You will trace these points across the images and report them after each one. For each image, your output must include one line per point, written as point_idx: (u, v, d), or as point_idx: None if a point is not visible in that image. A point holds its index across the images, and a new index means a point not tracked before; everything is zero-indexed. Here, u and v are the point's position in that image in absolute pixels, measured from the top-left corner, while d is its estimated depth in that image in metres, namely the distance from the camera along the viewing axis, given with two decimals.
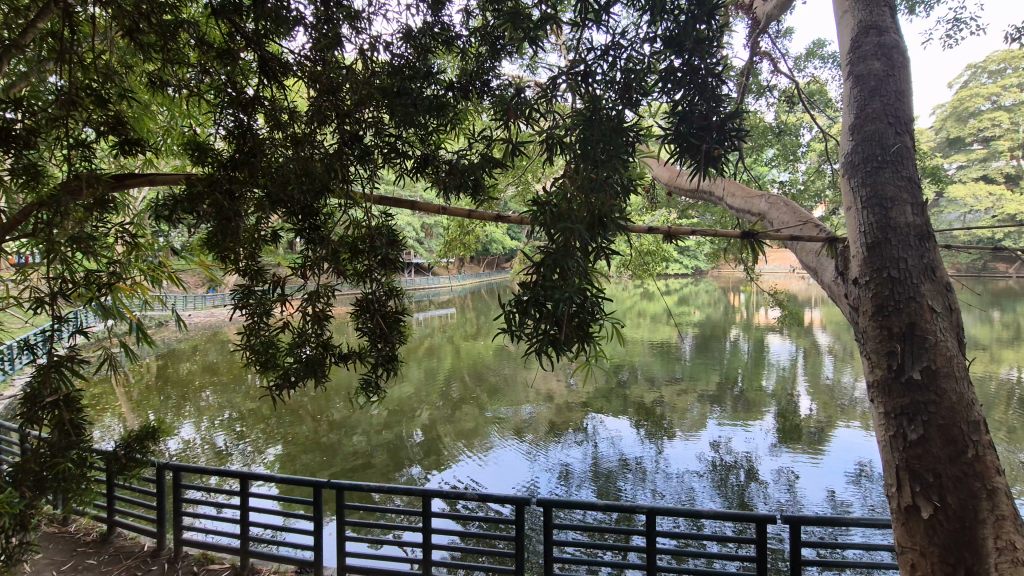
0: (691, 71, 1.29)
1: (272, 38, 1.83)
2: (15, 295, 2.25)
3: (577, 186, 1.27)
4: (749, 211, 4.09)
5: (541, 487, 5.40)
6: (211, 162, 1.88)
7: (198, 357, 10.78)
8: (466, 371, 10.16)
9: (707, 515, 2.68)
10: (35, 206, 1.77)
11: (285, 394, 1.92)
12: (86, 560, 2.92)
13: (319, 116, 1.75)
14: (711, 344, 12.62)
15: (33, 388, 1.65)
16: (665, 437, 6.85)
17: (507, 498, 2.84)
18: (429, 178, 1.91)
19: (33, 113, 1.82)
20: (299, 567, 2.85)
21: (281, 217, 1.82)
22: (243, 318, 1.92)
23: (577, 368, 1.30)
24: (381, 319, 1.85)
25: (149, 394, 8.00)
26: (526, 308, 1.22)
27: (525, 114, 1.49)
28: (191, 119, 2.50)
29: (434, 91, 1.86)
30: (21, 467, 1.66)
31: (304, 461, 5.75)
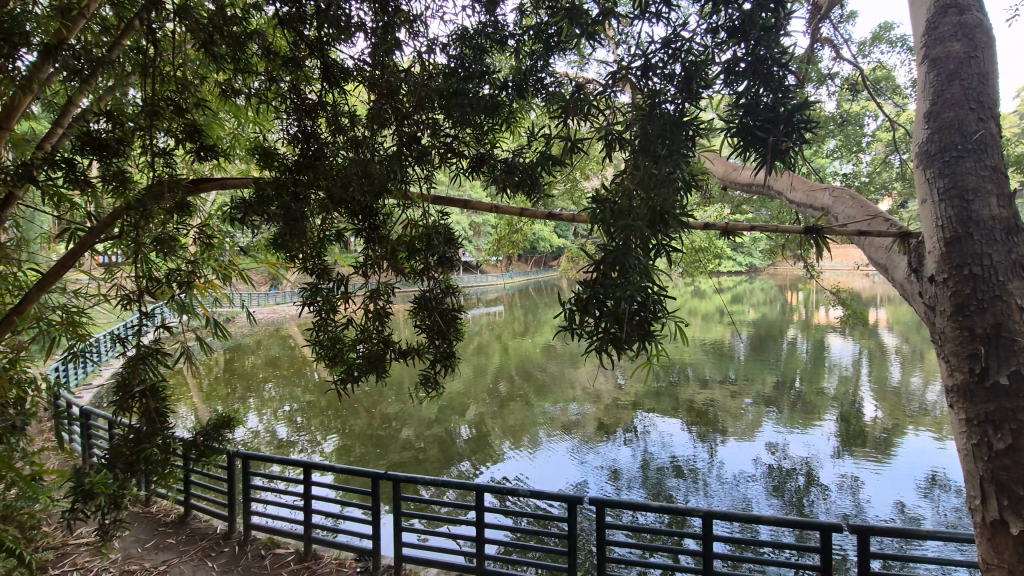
0: (758, 60, 1.23)
1: (332, 44, 1.89)
2: (105, 291, 2.44)
3: (638, 182, 1.24)
4: (812, 205, 3.90)
5: (589, 486, 5.36)
6: (278, 166, 1.98)
7: (261, 351, 11.36)
8: (513, 368, 10.21)
9: (766, 520, 2.56)
10: (123, 210, 1.91)
11: (348, 389, 1.99)
12: (166, 539, 3.14)
13: (379, 119, 1.82)
14: (767, 343, 12.16)
15: (124, 378, 1.79)
16: (718, 439, 6.65)
17: (559, 496, 2.82)
18: (485, 177, 1.92)
19: (121, 124, 1.96)
20: (358, 554, 2.95)
21: (344, 217, 1.90)
22: (308, 314, 2.01)
23: (639, 367, 1.28)
24: (439, 316, 1.86)
25: (217, 385, 8.50)
26: (587, 306, 1.23)
27: (583, 111, 1.46)
28: (257, 124, 2.62)
29: (489, 91, 1.87)
30: (115, 451, 1.80)
31: (358, 453, 5.95)
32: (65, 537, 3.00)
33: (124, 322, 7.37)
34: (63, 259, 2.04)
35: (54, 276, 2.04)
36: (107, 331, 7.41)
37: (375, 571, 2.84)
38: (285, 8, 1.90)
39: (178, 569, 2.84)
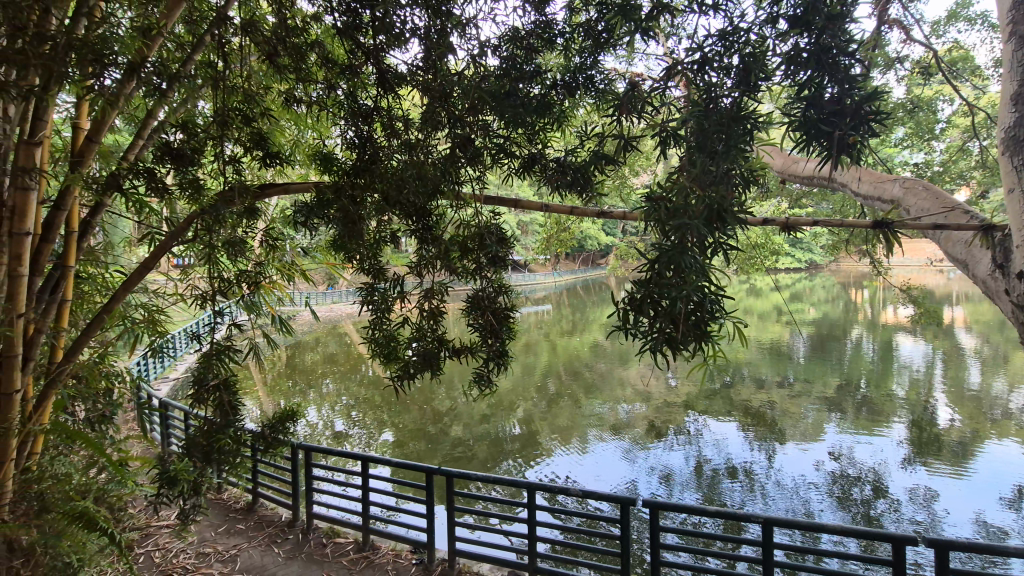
0: (822, 50, 1.18)
1: (387, 50, 1.94)
2: (181, 291, 2.61)
3: (694, 179, 1.21)
4: (880, 197, 3.68)
5: (640, 487, 5.28)
6: (337, 171, 2.06)
7: (319, 347, 11.84)
8: (561, 367, 10.17)
9: (831, 529, 2.44)
10: (197, 215, 2.04)
11: (404, 385, 2.04)
12: (237, 524, 3.34)
13: (433, 121, 1.84)
14: (829, 344, 11.57)
15: (200, 372, 1.92)
16: (776, 443, 6.40)
17: (611, 496, 2.79)
18: (537, 177, 1.92)
19: (194, 135, 2.08)
20: (414, 547, 3.03)
21: (399, 219, 1.94)
22: (366, 313, 2.08)
23: (696, 368, 1.25)
24: (491, 315, 1.88)
25: (280, 379, 8.93)
26: (641, 306, 1.22)
27: (636, 108, 1.41)
28: (316, 130, 2.73)
29: (539, 91, 1.88)
30: (193, 440, 1.93)
31: (411, 448, 6.10)
32: (148, 519, 3.24)
33: (197, 319, 7.87)
34: (145, 261, 2.20)
35: (139, 277, 2.20)
36: (183, 328, 7.93)
37: (429, 563, 2.91)
38: (344, 18, 1.97)
39: (247, 553, 3.01)
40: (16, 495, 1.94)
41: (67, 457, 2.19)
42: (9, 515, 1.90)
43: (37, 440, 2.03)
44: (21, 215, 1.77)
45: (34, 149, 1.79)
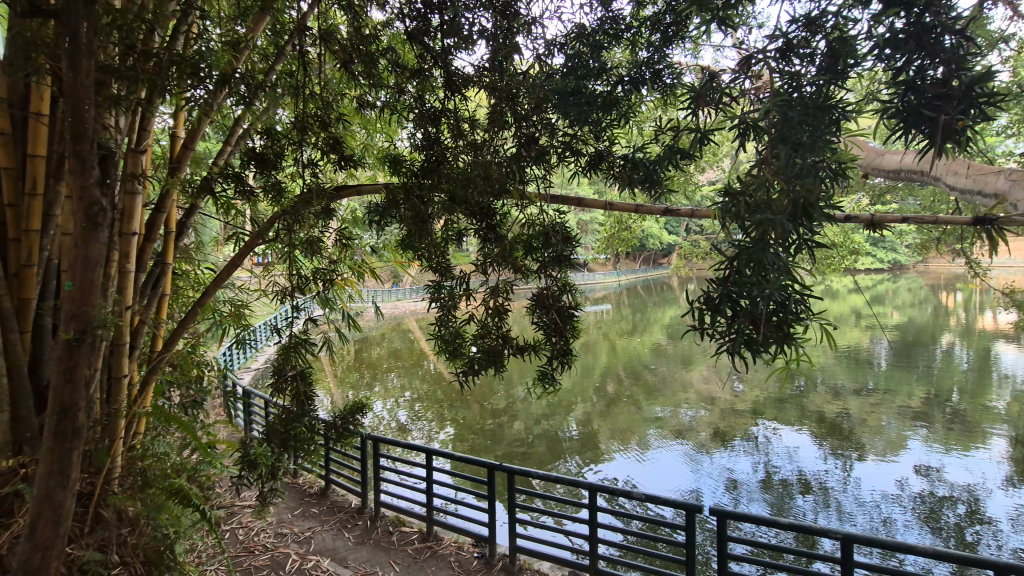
0: (923, 29, 1.09)
1: (456, 53, 1.98)
2: (263, 286, 2.78)
3: (777, 172, 1.15)
4: (981, 191, 3.36)
5: (704, 495, 5.11)
6: (406, 172, 2.12)
7: (385, 343, 12.32)
8: (621, 368, 10.01)
9: (920, 551, 2.25)
10: (279, 215, 2.17)
11: (469, 381, 2.08)
12: (311, 508, 3.54)
13: (499, 120, 1.86)
14: (915, 350, 10.69)
15: (280, 364, 2.04)
16: (854, 456, 5.99)
17: (676, 502, 2.71)
18: (604, 174, 1.90)
19: (276, 140, 2.22)
20: (477, 540, 3.09)
21: (466, 218, 1.98)
22: (433, 310, 2.12)
23: (776, 372, 1.19)
24: (556, 314, 1.88)
25: (348, 372, 9.36)
26: (719, 306, 1.18)
27: (713, 101, 1.35)
28: (385, 133, 2.83)
29: (606, 87, 1.87)
30: (274, 427, 2.05)
31: (471, 443, 6.21)
32: (233, 498, 3.49)
33: (277, 314, 8.41)
34: (233, 259, 2.36)
35: (227, 274, 2.37)
36: (264, 322, 8.47)
37: (491, 557, 2.95)
38: (415, 24, 2.04)
39: (320, 536, 3.18)
40: (125, 470, 2.15)
41: (166, 437, 2.40)
42: (118, 487, 2.11)
43: (141, 422, 2.23)
44: (128, 216, 1.96)
45: (139, 157, 1.93)
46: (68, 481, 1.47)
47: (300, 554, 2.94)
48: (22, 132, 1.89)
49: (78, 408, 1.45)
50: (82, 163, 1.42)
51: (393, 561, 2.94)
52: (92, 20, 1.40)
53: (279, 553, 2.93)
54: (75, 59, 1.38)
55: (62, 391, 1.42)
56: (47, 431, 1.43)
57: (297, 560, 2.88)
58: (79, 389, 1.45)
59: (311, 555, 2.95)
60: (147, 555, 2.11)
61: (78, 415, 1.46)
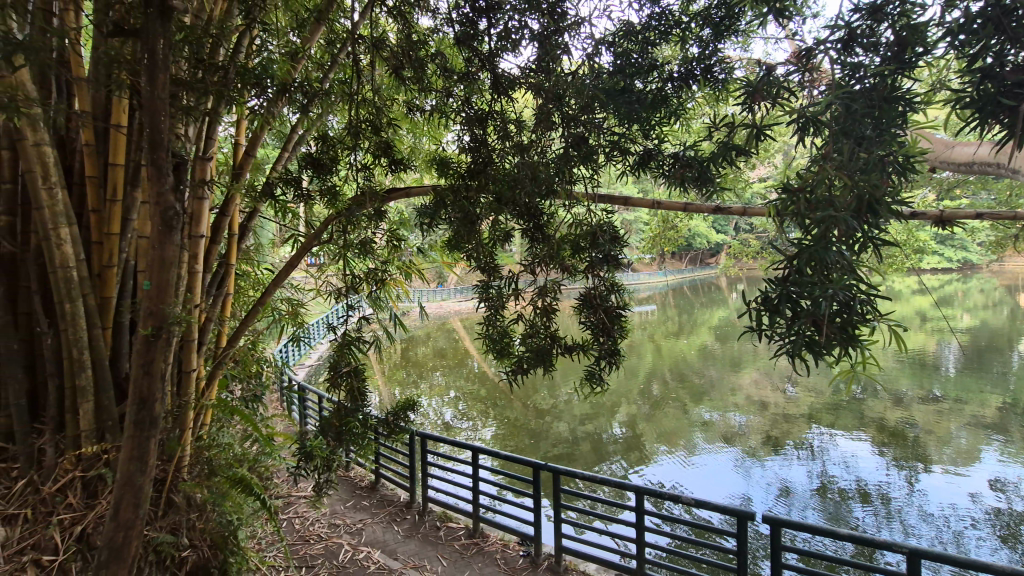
0: (1003, 12, 1.03)
1: (503, 56, 1.99)
2: (318, 286, 2.89)
3: (839, 167, 1.11)
4: None
5: (755, 502, 4.94)
6: (454, 174, 2.16)
7: (430, 341, 12.56)
8: (667, 370, 9.81)
9: (996, 570, 2.10)
10: (335, 218, 2.26)
11: (516, 379, 2.09)
12: (362, 500, 3.66)
13: (546, 121, 1.86)
14: (990, 356, 9.95)
15: (335, 361, 2.11)
16: (920, 467, 5.64)
17: (726, 508, 2.62)
18: (653, 173, 1.87)
19: (330, 145, 2.31)
20: (523, 539, 3.11)
21: (513, 218, 2.00)
22: (481, 310, 2.15)
23: (839, 374, 1.14)
24: (604, 313, 1.87)
25: (395, 370, 9.60)
26: (778, 306, 1.14)
27: (770, 95, 1.31)
28: (432, 136, 2.88)
29: (655, 84, 1.84)
30: (330, 421, 2.13)
31: (514, 443, 6.24)
32: (290, 489, 3.64)
33: (330, 312, 8.77)
34: (291, 259, 2.47)
35: (285, 274, 2.48)
36: (319, 319, 8.87)
37: (537, 557, 2.96)
38: (463, 28, 2.07)
39: (371, 528, 3.28)
40: (193, 459, 2.28)
41: (229, 429, 2.53)
42: (188, 474, 2.24)
43: (207, 414, 2.37)
44: (196, 220, 2.08)
45: (207, 163, 2.04)
46: (146, 468, 1.58)
47: (353, 545, 3.04)
48: (104, 143, 2.04)
49: (155, 399, 1.55)
50: (158, 170, 1.50)
51: (440, 556, 3.00)
52: (168, 37, 1.49)
53: (333, 543, 3.04)
54: (152, 73, 1.47)
55: (141, 382, 1.52)
56: (128, 420, 1.54)
57: (350, 551, 2.98)
58: (156, 381, 1.55)
59: (362, 546, 3.04)
60: (214, 539, 2.22)
61: (155, 406, 1.56)
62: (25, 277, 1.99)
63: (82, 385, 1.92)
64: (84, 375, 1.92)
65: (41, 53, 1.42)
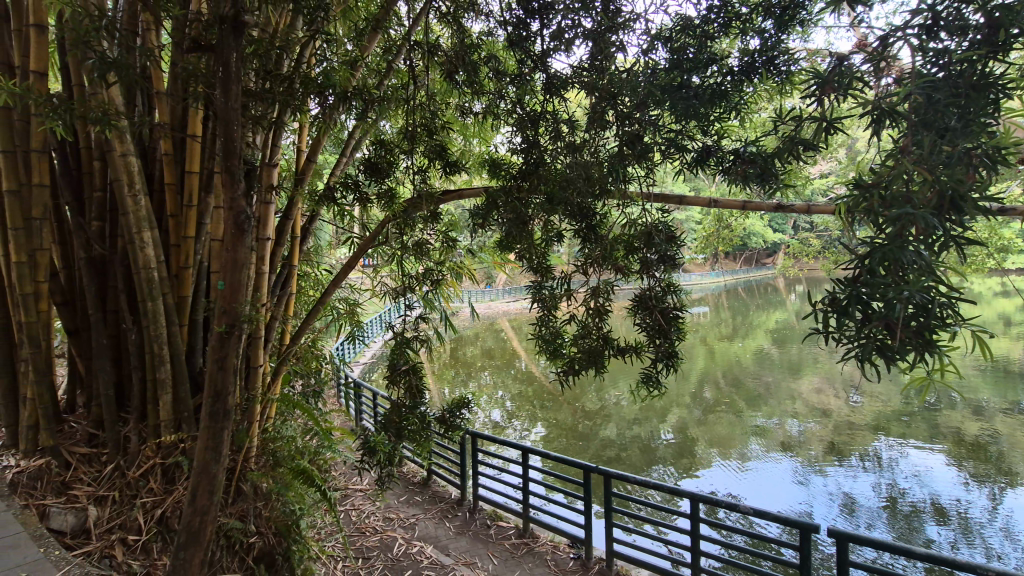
0: None
1: (556, 56, 1.99)
2: (374, 286, 2.99)
3: (920, 161, 1.04)
4: None
5: (816, 514, 4.70)
6: (505, 175, 2.17)
7: (478, 342, 12.70)
8: (720, 374, 9.50)
9: None
10: (392, 219, 2.33)
11: (569, 381, 2.08)
12: (415, 496, 3.77)
13: (599, 121, 1.85)
14: None
15: (393, 359, 2.18)
16: (1004, 483, 5.21)
17: (789, 520, 2.50)
18: (712, 171, 1.82)
19: (387, 150, 2.37)
20: (574, 541, 3.10)
21: (565, 219, 1.99)
22: (534, 310, 2.15)
23: (917, 382, 1.07)
24: (660, 315, 1.83)
25: (445, 368, 9.77)
26: (847, 309, 1.08)
27: (842, 86, 1.24)
28: (484, 137, 2.91)
29: (716, 77, 1.79)
30: (388, 417, 2.20)
31: (562, 444, 6.21)
32: (347, 482, 3.78)
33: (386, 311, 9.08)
34: (350, 260, 2.56)
35: (344, 275, 2.57)
36: (376, 317, 9.21)
37: (587, 560, 2.95)
38: (517, 30, 2.09)
39: (423, 524, 3.35)
40: (259, 450, 2.40)
41: (292, 422, 2.65)
42: (255, 464, 2.36)
43: (272, 407, 2.49)
44: (263, 223, 2.19)
45: (273, 169, 2.15)
46: (220, 456, 1.68)
47: (406, 539, 3.12)
48: (180, 152, 2.18)
49: (228, 392, 1.64)
50: (231, 177, 1.59)
51: (490, 554, 3.03)
52: (240, 50, 1.58)
53: (388, 536, 3.13)
54: (226, 85, 1.57)
55: (215, 376, 1.62)
56: (204, 411, 1.64)
57: (404, 544, 3.05)
58: (230, 375, 1.64)
59: (415, 541, 3.11)
60: (277, 527, 2.33)
61: (228, 399, 1.65)
62: (113, 278, 2.16)
63: (161, 378, 2.06)
64: (163, 368, 2.06)
65: (128, 70, 1.53)
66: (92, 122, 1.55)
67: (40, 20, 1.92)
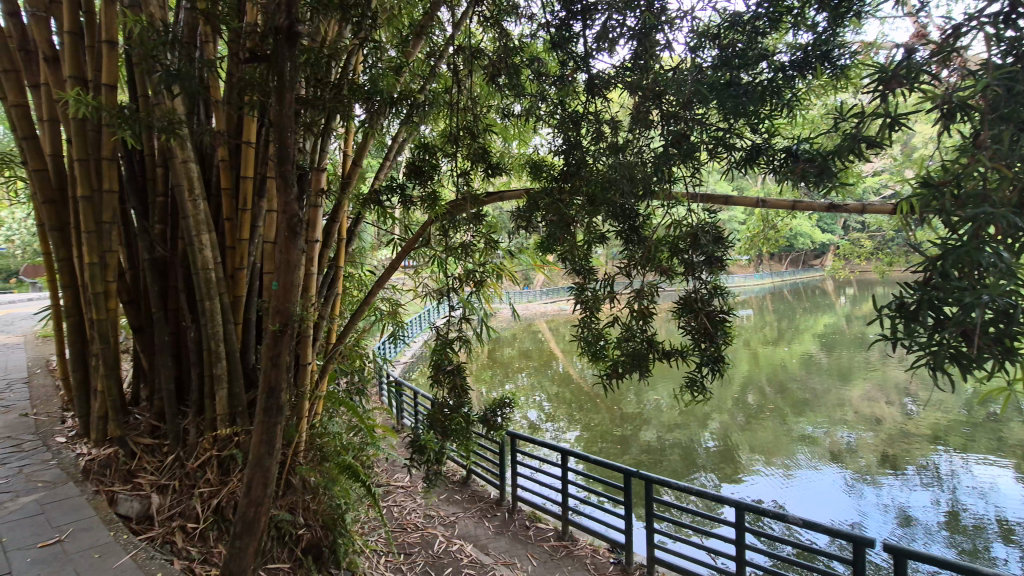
0: None
1: (599, 56, 1.97)
2: (416, 286, 3.04)
3: (998, 158, 0.99)
4: None
5: (869, 527, 4.50)
6: (546, 177, 2.17)
7: (516, 342, 12.73)
8: (765, 379, 9.20)
9: None
10: (436, 221, 2.37)
11: (612, 384, 2.06)
12: (454, 495, 3.82)
13: (643, 121, 1.83)
14: None
15: (438, 359, 2.22)
16: None
17: (841, 533, 2.39)
18: (762, 170, 1.77)
19: (431, 152, 2.41)
20: (614, 546, 3.08)
21: (607, 221, 1.97)
22: (576, 312, 2.13)
23: (995, 392, 1.02)
24: (706, 318, 1.79)
25: (483, 368, 9.85)
26: (917, 314, 1.03)
27: (908, 82, 1.19)
28: (525, 139, 2.93)
29: (766, 74, 1.74)
30: (434, 416, 2.24)
31: (600, 447, 6.15)
32: (389, 478, 3.86)
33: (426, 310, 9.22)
34: (393, 261, 2.61)
35: (387, 276, 2.62)
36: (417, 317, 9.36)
37: (628, 565, 2.92)
38: (561, 31, 2.09)
39: (463, 522, 3.39)
40: (307, 445, 2.48)
41: (338, 419, 2.73)
42: (303, 458, 2.44)
43: (319, 404, 2.57)
44: (313, 226, 2.26)
45: (322, 173, 2.22)
46: (273, 450, 1.74)
47: (446, 536, 3.15)
48: (236, 158, 2.28)
49: (281, 389, 1.71)
50: (285, 181, 1.65)
51: (531, 555, 3.04)
52: (294, 60, 1.64)
53: (428, 533, 3.17)
54: (281, 93, 1.63)
55: (270, 373, 1.69)
56: (259, 406, 1.71)
57: (444, 542, 3.09)
58: (283, 373, 1.70)
59: (455, 539, 3.15)
60: (325, 520, 2.39)
61: (281, 395, 1.71)
62: (175, 278, 2.28)
63: (218, 374, 2.15)
64: (219, 365, 2.16)
65: (192, 82, 1.62)
66: (158, 131, 1.64)
67: (111, 37, 2.05)
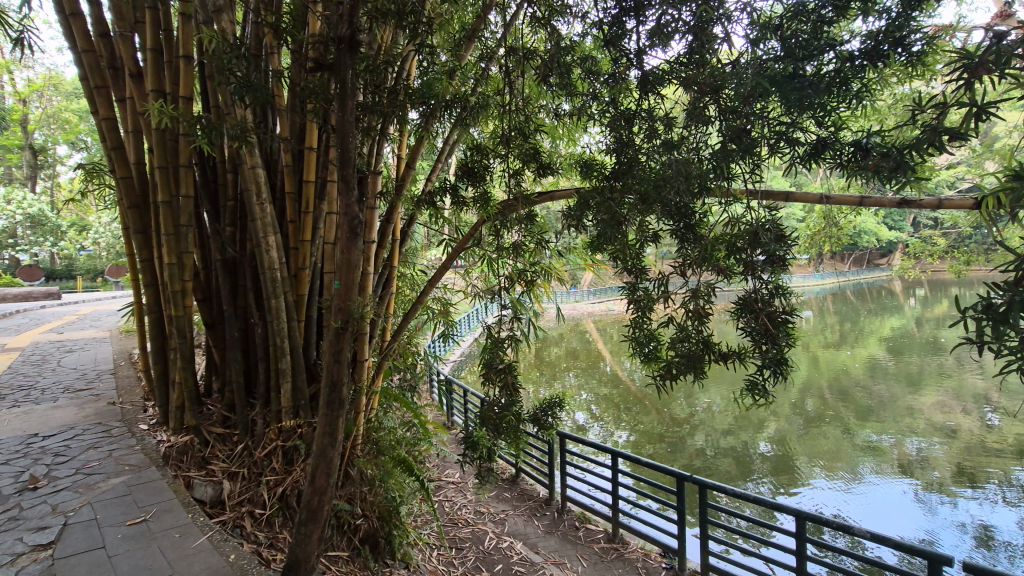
0: None
1: (652, 53, 1.94)
2: (467, 285, 3.08)
3: None
4: None
5: (943, 543, 4.21)
6: (597, 176, 2.16)
7: (562, 342, 12.67)
8: (825, 384, 8.76)
9: None
10: (488, 221, 2.39)
11: (665, 385, 2.03)
12: (503, 493, 3.86)
13: (700, 117, 1.79)
14: None
15: (491, 357, 2.25)
16: None
17: (915, 549, 2.24)
18: (829, 164, 1.69)
19: (483, 154, 2.44)
20: (666, 550, 3.04)
21: (661, 220, 1.91)
22: (629, 312, 2.10)
23: None
24: (766, 318, 1.73)
25: (530, 368, 9.86)
26: (1007, 317, 0.99)
27: (995, 66, 1.12)
28: (575, 139, 2.91)
29: (833, 64, 1.67)
30: (485, 413, 2.28)
31: (649, 450, 6.03)
32: (439, 474, 3.94)
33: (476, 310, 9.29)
34: (445, 261, 2.66)
35: (439, 276, 2.67)
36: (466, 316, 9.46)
37: (681, 571, 2.87)
38: (614, 30, 2.07)
39: (512, 520, 3.41)
40: (364, 438, 2.56)
41: (392, 414, 2.80)
42: (361, 451, 2.52)
43: (375, 399, 2.65)
44: (370, 227, 2.33)
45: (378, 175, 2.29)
46: (335, 442, 1.82)
47: (496, 533, 3.19)
48: (298, 163, 2.38)
49: (342, 384, 1.78)
50: (347, 184, 1.72)
51: (581, 556, 3.03)
52: (355, 67, 1.70)
53: (479, 529, 3.21)
54: (343, 100, 1.70)
55: (333, 368, 1.76)
56: (323, 400, 1.78)
57: (494, 539, 3.12)
58: (344, 368, 1.77)
59: (505, 536, 3.18)
60: (381, 511, 2.47)
61: (343, 389, 1.78)
62: (244, 277, 2.41)
63: (283, 368, 2.26)
64: (284, 360, 2.27)
65: (263, 92, 1.71)
66: (231, 139, 1.74)
67: (187, 52, 2.19)
